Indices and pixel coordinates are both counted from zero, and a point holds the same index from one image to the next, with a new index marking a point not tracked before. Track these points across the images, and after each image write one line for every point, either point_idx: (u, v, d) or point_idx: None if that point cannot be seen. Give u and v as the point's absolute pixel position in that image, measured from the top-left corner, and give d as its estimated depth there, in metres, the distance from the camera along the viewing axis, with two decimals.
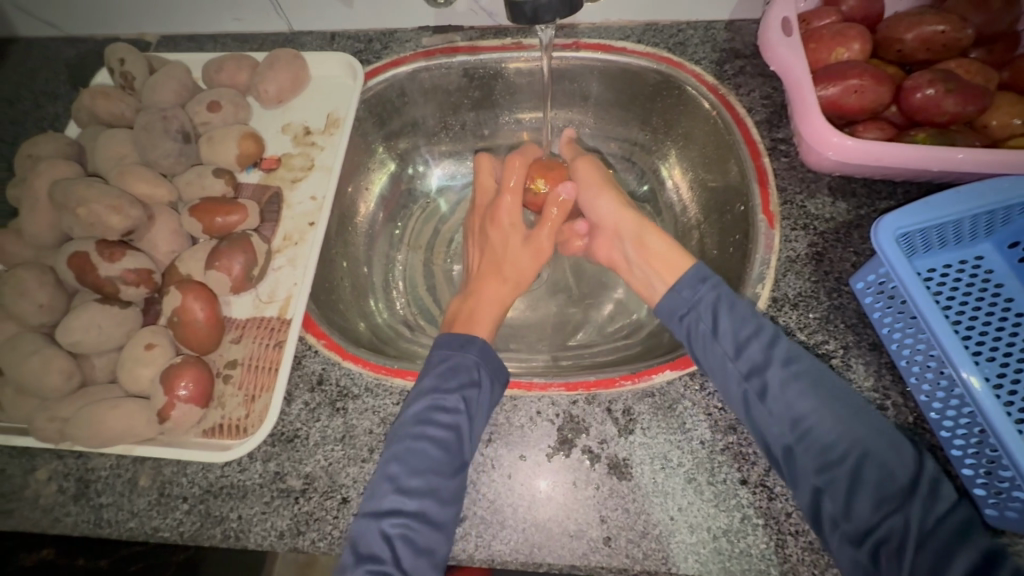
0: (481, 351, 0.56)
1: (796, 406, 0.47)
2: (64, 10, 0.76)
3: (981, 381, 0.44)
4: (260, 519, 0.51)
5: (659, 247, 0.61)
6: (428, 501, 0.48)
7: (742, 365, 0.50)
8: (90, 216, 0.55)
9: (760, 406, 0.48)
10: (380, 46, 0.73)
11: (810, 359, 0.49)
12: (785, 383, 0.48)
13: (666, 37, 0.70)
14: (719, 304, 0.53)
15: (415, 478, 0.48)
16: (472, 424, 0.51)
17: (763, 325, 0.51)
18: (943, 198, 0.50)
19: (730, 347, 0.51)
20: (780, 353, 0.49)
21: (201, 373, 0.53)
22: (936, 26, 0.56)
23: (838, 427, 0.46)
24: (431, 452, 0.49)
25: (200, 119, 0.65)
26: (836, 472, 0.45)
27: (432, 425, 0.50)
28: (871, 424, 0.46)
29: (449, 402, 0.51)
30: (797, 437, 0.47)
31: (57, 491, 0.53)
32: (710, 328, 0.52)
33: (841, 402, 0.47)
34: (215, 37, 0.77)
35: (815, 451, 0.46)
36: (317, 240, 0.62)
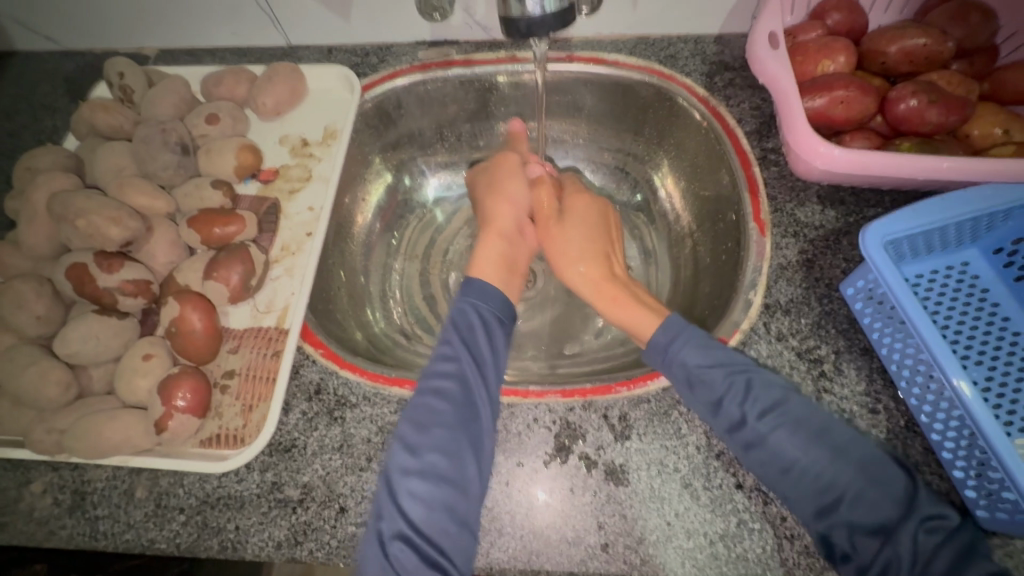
0: (481, 291, 0.58)
1: (784, 446, 0.47)
2: (63, 24, 0.77)
3: (972, 388, 0.45)
4: (258, 529, 0.51)
5: (627, 317, 0.60)
6: (439, 454, 0.48)
7: (722, 420, 0.50)
8: (89, 227, 0.55)
9: (749, 454, 0.48)
10: (377, 59, 0.75)
11: (789, 405, 0.48)
12: (765, 432, 0.48)
13: (657, 50, 0.72)
14: (690, 356, 0.52)
15: (423, 431, 0.50)
16: (477, 372, 0.53)
17: (736, 376, 0.50)
18: (929, 206, 0.52)
19: (707, 400, 0.51)
20: (758, 406, 0.49)
21: (198, 383, 0.53)
22: (918, 40, 0.57)
23: (825, 468, 0.45)
24: (438, 405, 0.51)
25: (198, 131, 0.66)
26: (835, 513, 0.44)
27: (439, 375, 0.53)
28: (856, 464, 0.45)
29: (451, 350, 0.54)
30: (788, 482, 0.46)
31: (52, 504, 0.53)
32: (685, 381, 0.52)
33: (828, 443, 0.46)
34: (214, 51, 0.78)
35: (810, 490, 0.45)
36: (314, 250, 0.63)
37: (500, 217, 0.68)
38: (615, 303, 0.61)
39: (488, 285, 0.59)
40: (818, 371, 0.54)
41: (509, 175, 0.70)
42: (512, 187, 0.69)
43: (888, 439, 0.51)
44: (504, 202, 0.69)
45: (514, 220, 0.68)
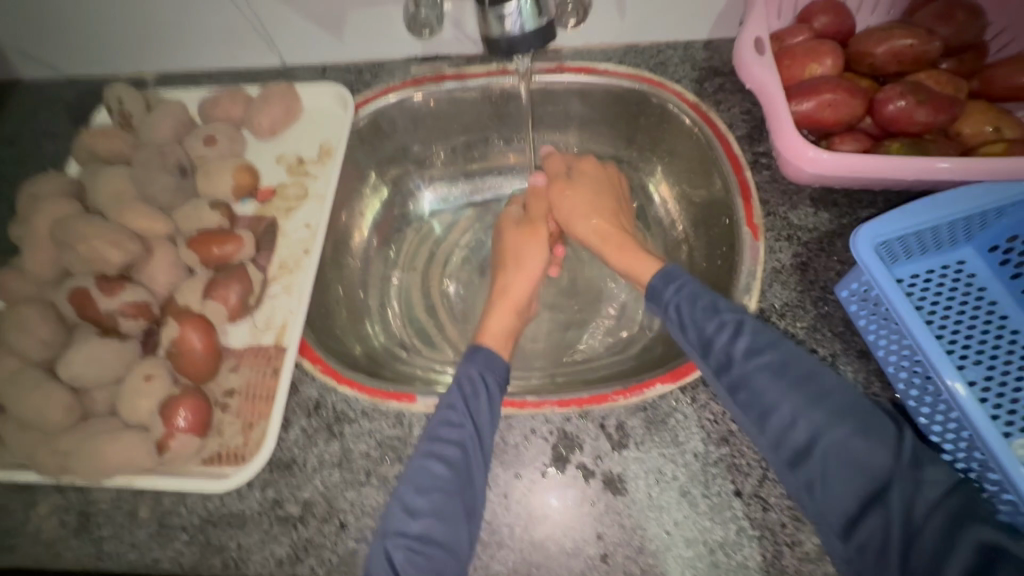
0: (485, 359, 0.57)
1: (765, 393, 0.48)
2: (65, 53, 0.79)
3: (968, 388, 0.45)
4: (259, 547, 0.51)
5: (628, 263, 0.64)
6: (434, 521, 0.47)
7: (711, 362, 0.51)
8: (90, 252, 0.56)
9: (734, 399, 0.50)
10: (370, 76, 0.76)
11: (775, 349, 0.50)
12: (749, 374, 0.49)
13: (647, 58, 0.73)
14: (679, 303, 0.55)
15: (421, 498, 0.48)
16: (480, 440, 0.51)
17: (727, 318, 0.52)
18: (920, 206, 0.52)
19: (697, 343, 0.52)
20: (743, 345, 0.50)
21: (199, 402, 0.54)
22: (904, 40, 0.58)
23: (801, 413, 0.47)
24: (439, 470, 0.49)
25: (196, 153, 0.67)
26: (808, 461, 0.45)
27: (439, 440, 0.51)
28: (835, 408, 0.46)
29: (456, 416, 0.51)
30: (766, 431, 0.48)
31: (58, 525, 0.54)
32: (679, 324, 0.54)
33: (806, 386, 0.48)
34: (210, 73, 0.80)
35: (781, 434, 0.47)
36: (312, 267, 0.64)
37: (512, 288, 0.68)
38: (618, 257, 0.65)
39: (492, 354, 0.58)
40: None
41: (532, 248, 0.70)
42: (529, 258, 0.69)
43: None
44: (522, 274, 0.68)
45: (528, 293, 0.68)
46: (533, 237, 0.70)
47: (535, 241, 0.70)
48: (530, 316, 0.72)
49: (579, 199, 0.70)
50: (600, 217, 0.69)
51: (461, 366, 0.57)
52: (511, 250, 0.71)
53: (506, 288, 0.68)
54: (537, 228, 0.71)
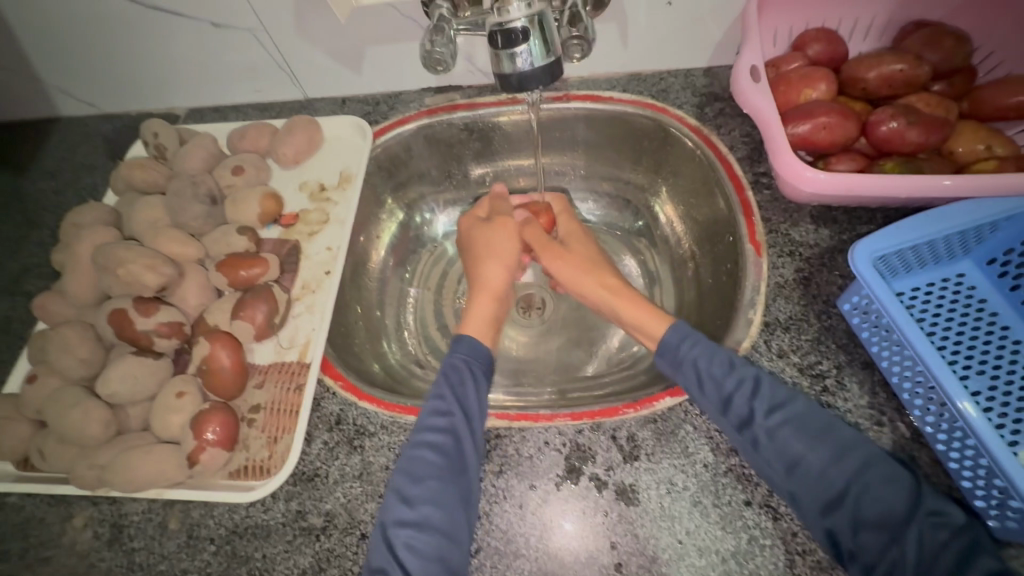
0: (469, 348, 0.62)
1: (790, 444, 0.49)
2: (104, 91, 0.85)
3: (976, 407, 0.46)
4: (284, 557, 0.53)
5: (637, 318, 0.64)
6: (430, 507, 0.50)
7: (732, 419, 0.52)
8: (128, 275, 0.60)
9: (758, 453, 0.50)
10: (387, 107, 0.80)
11: (798, 405, 0.51)
12: (772, 430, 0.50)
13: (649, 85, 0.76)
14: (696, 357, 0.56)
15: (416, 485, 0.51)
16: (467, 426, 0.54)
17: (744, 373, 0.53)
18: (915, 222, 0.54)
19: (716, 399, 0.52)
20: (763, 403, 0.51)
21: (227, 417, 0.57)
22: (894, 65, 0.61)
23: (829, 464, 0.48)
24: (433, 457, 0.52)
25: (225, 182, 0.71)
26: (839, 509, 0.46)
27: (430, 429, 0.54)
28: (863, 459, 0.47)
29: (444, 405, 0.55)
30: (794, 480, 0.48)
31: (92, 537, 0.56)
32: (696, 381, 0.54)
33: (830, 438, 0.49)
34: (238, 107, 0.85)
35: (810, 482, 0.48)
36: (333, 288, 0.67)
37: (494, 278, 0.70)
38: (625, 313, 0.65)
39: (475, 341, 0.62)
40: (820, 386, 0.55)
41: (506, 236, 0.72)
42: (506, 248, 0.71)
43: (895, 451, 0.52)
44: (502, 264, 0.70)
45: (507, 282, 0.70)
46: (504, 228, 0.72)
47: (507, 229, 0.72)
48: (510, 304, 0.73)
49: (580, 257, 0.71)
50: (606, 276, 0.69)
51: (447, 357, 0.62)
52: (482, 241, 0.72)
53: (485, 279, 0.70)
54: (502, 221, 0.72)
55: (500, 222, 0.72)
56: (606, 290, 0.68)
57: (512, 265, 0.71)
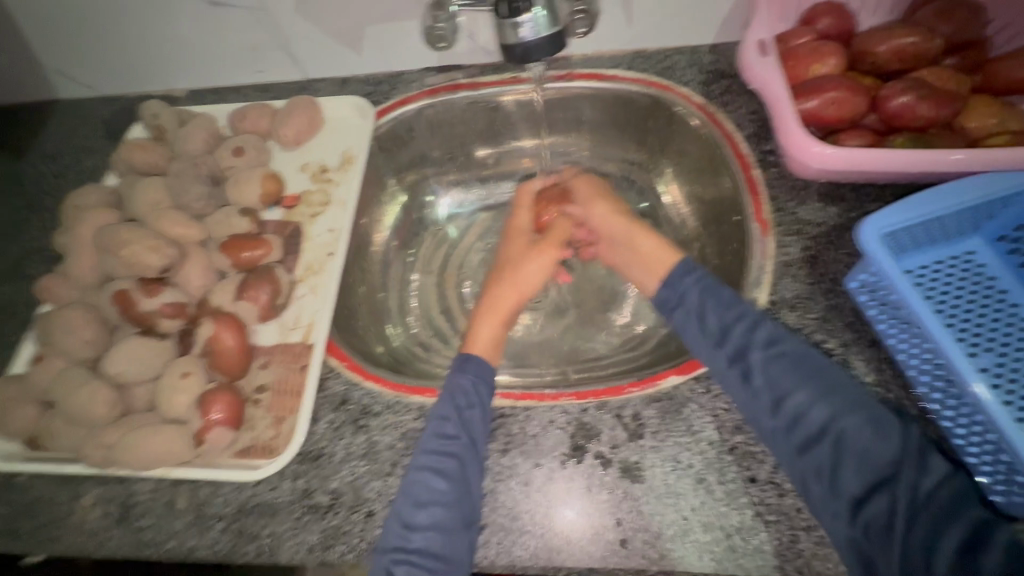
0: (477, 369, 0.58)
1: (780, 381, 0.50)
2: (102, 73, 0.84)
3: (989, 388, 0.45)
4: (291, 535, 0.54)
5: (646, 247, 0.64)
6: (432, 533, 0.49)
7: (727, 350, 0.53)
8: (132, 256, 0.59)
9: (747, 388, 0.51)
10: (388, 87, 0.79)
11: (790, 342, 0.52)
12: (766, 364, 0.51)
13: (655, 63, 0.75)
14: (695, 294, 0.57)
15: (419, 510, 0.50)
16: (472, 452, 0.53)
17: (743, 308, 0.55)
18: (924, 197, 0.53)
19: (714, 333, 0.54)
20: (762, 337, 0.53)
21: (232, 398, 0.57)
22: (906, 38, 0.60)
23: (815, 403, 0.49)
24: (437, 483, 0.51)
25: (226, 164, 0.71)
26: (816, 449, 0.47)
27: (436, 454, 0.52)
28: (848, 398, 0.48)
29: (450, 429, 0.53)
30: (778, 418, 0.49)
31: (101, 516, 0.57)
32: (696, 315, 0.56)
33: (819, 376, 0.50)
34: (237, 89, 0.84)
35: (794, 419, 0.49)
36: (336, 269, 0.67)
37: (501, 300, 0.65)
38: (633, 244, 0.66)
39: (483, 362, 0.59)
40: None
41: (535, 268, 0.68)
42: (530, 278, 0.67)
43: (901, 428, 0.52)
44: (516, 292, 0.66)
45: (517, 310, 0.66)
46: (542, 258, 0.68)
47: (543, 263, 0.68)
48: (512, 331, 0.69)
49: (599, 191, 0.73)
50: (620, 209, 0.70)
51: (452, 376, 0.58)
52: (511, 263, 0.69)
53: (495, 300, 0.65)
54: (546, 247, 0.69)
55: (540, 249, 0.69)
56: (618, 222, 0.68)
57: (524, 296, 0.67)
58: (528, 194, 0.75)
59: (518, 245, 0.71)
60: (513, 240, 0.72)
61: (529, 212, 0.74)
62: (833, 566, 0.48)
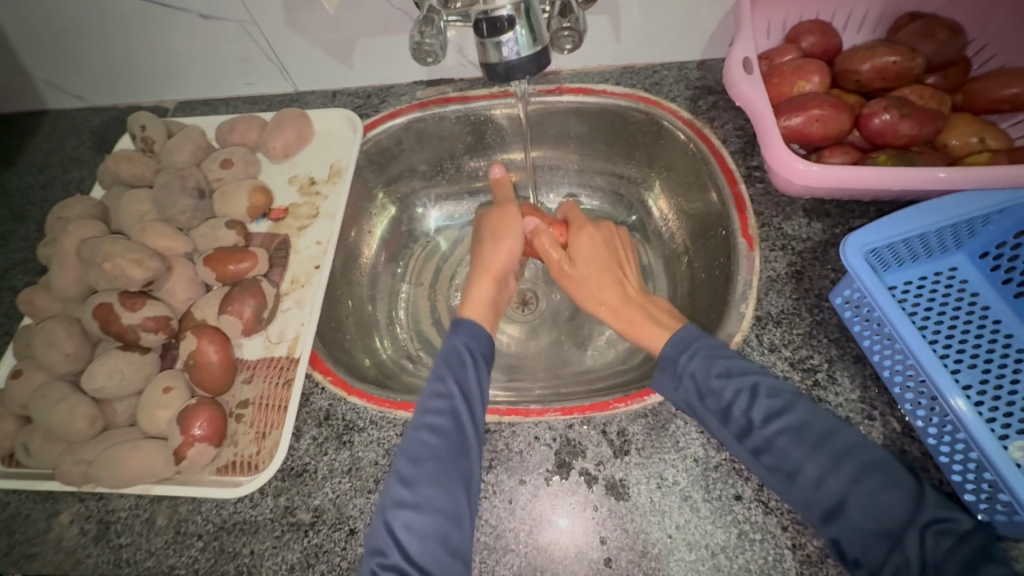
0: (470, 330, 0.61)
1: (788, 452, 0.48)
2: (92, 84, 0.84)
3: (968, 404, 0.46)
4: (272, 553, 0.53)
5: (634, 328, 0.62)
6: (430, 488, 0.49)
7: (730, 426, 0.50)
8: (115, 269, 0.58)
9: (758, 460, 0.49)
10: (378, 100, 0.80)
11: (797, 411, 0.49)
12: (772, 438, 0.48)
13: (642, 78, 0.76)
14: (693, 366, 0.53)
15: (416, 467, 0.50)
16: (466, 406, 0.54)
17: (741, 382, 0.51)
18: (905, 215, 0.53)
19: (715, 409, 0.51)
20: (761, 411, 0.50)
21: (215, 413, 0.56)
22: (888, 57, 0.60)
23: (828, 473, 0.46)
24: (433, 436, 0.52)
25: (214, 176, 0.70)
26: (837, 522, 0.45)
27: (430, 412, 0.54)
28: (863, 468, 0.46)
29: (443, 387, 0.55)
30: (794, 487, 0.47)
31: (79, 533, 0.56)
32: (694, 393, 0.53)
33: (829, 449, 0.47)
34: (228, 101, 0.84)
35: (809, 494, 0.46)
36: (322, 282, 0.66)
37: (494, 259, 0.68)
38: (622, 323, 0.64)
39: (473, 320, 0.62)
40: (812, 380, 0.55)
41: (507, 216, 0.70)
42: (510, 230, 0.69)
43: (886, 445, 0.52)
44: (507, 245, 0.69)
45: (509, 263, 0.69)
46: (506, 210, 0.71)
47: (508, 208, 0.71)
48: (512, 288, 0.72)
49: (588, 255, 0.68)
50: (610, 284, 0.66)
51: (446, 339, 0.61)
52: (488, 225, 0.71)
53: (483, 260, 0.69)
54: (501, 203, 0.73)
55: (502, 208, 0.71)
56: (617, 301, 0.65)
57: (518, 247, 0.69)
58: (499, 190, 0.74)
59: (484, 216, 0.73)
60: (478, 214, 0.75)
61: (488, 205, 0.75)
62: None
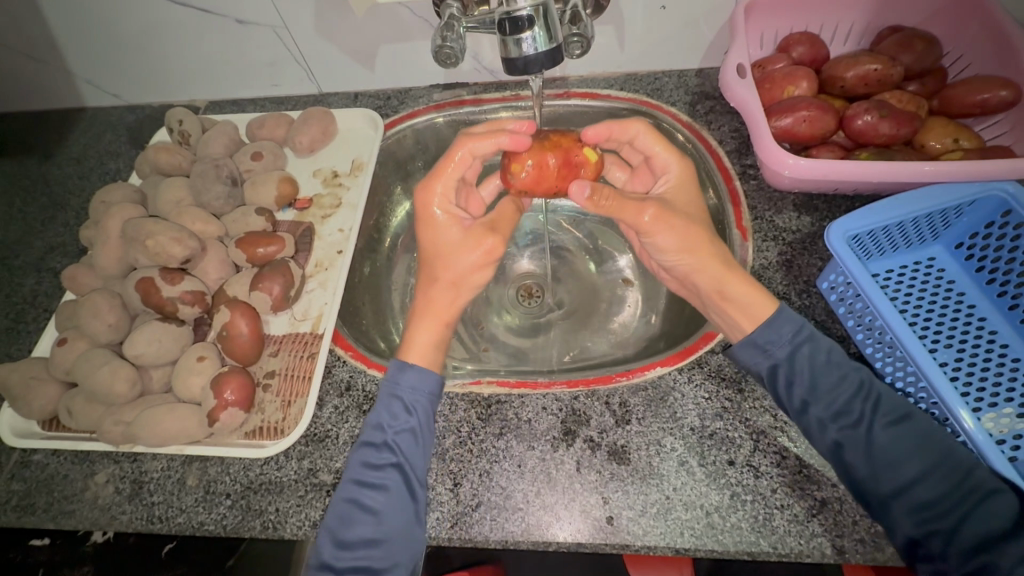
0: (413, 380, 0.57)
1: (891, 450, 0.50)
2: (129, 83, 0.89)
3: (973, 419, 0.50)
4: (295, 511, 0.57)
5: (740, 296, 0.57)
6: (371, 551, 0.52)
7: (841, 422, 0.52)
8: (156, 247, 0.63)
9: (858, 458, 0.50)
10: (397, 102, 0.86)
11: (916, 418, 0.51)
12: (883, 440, 0.51)
13: (644, 84, 0.81)
14: (816, 359, 0.54)
15: (354, 533, 0.52)
16: (403, 474, 0.54)
17: (855, 381, 0.53)
18: (885, 205, 0.58)
19: (829, 409, 0.52)
20: (886, 413, 0.52)
21: (243, 380, 0.60)
22: (870, 65, 0.66)
23: (934, 481, 0.49)
24: (375, 495, 0.53)
25: (245, 167, 0.76)
26: (936, 526, 0.47)
27: (366, 479, 0.54)
28: (974, 480, 0.48)
29: (380, 455, 0.55)
30: (897, 492, 0.49)
31: (114, 492, 0.60)
32: (809, 386, 0.53)
33: (947, 459, 0.49)
34: (256, 100, 0.90)
35: (911, 504, 0.48)
36: (345, 266, 0.71)
37: (439, 301, 0.62)
38: (726, 289, 0.57)
39: (424, 369, 0.58)
40: None
41: (474, 266, 0.62)
42: (473, 275, 0.62)
43: None
44: (456, 290, 0.62)
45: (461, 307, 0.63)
46: (477, 251, 0.62)
47: (483, 255, 0.62)
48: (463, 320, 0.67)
49: (684, 217, 0.60)
50: (709, 248, 0.59)
51: (385, 389, 0.58)
52: (436, 253, 0.62)
53: (433, 303, 0.62)
54: (487, 238, 0.62)
55: (477, 241, 0.62)
56: (713, 273, 0.58)
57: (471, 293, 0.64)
58: (461, 164, 0.62)
59: (443, 229, 0.62)
60: (438, 221, 0.62)
61: (450, 188, 0.63)
62: (805, 542, 0.51)
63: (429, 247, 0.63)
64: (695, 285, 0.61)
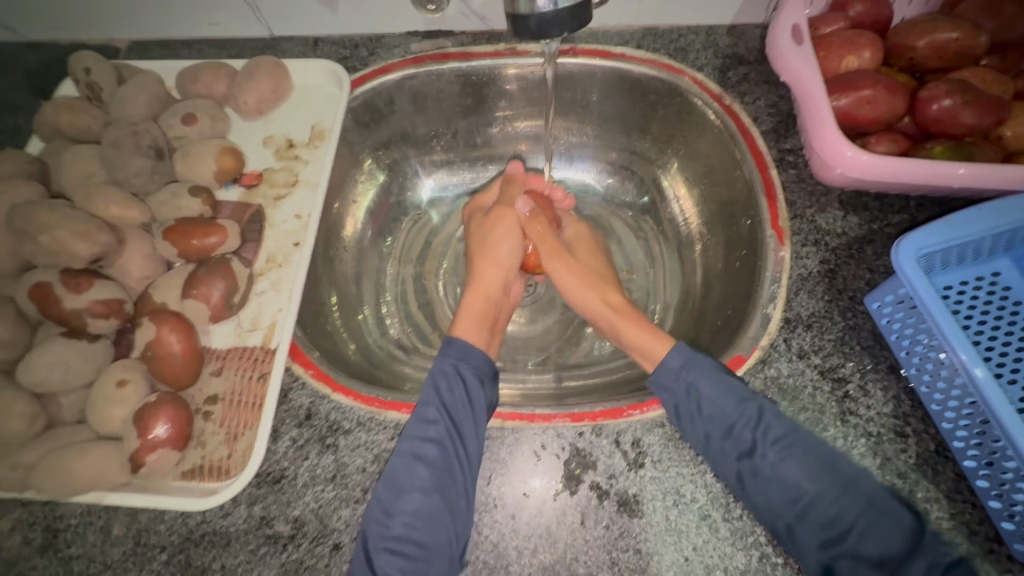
0: (460, 351, 0.56)
1: (785, 472, 0.46)
2: (24, 12, 0.70)
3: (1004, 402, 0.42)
4: (246, 569, 0.47)
5: (638, 340, 0.58)
6: (413, 522, 0.47)
7: (734, 447, 0.47)
8: (53, 243, 0.50)
9: (755, 484, 0.46)
10: (367, 51, 0.70)
11: (801, 434, 0.47)
12: (776, 462, 0.46)
13: (666, 42, 0.67)
14: (701, 384, 0.50)
15: (401, 499, 0.47)
16: (456, 435, 0.49)
17: (748, 405, 0.49)
18: (964, 217, 0.48)
19: (719, 428, 0.48)
20: (770, 433, 0.47)
21: (178, 412, 0.49)
22: (949, 34, 0.54)
23: (835, 503, 0.45)
24: (420, 471, 0.48)
25: (174, 133, 0.61)
26: (838, 548, 0.44)
27: (419, 439, 0.49)
28: (865, 497, 0.45)
29: (431, 412, 0.51)
30: (795, 513, 0.45)
31: (21, 543, 0.49)
32: (695, 408, 0.49)
33: (835, 475, 0.45)
34: (191, 43, 0.73)
35: (815, 526, 0.45)
36: (302, 263, 0.58)
37: (484, 278, 0.64)
38: (627, 334, 0.59)
39: (467, 345, 0.57)
40: (842, 392, 0.51)
41: (507, 235, 0.65)
42: (500, 245, 0.65)
43: (918, 465, 0.48)
44: (495, 268, 0.64)
45: (501, 288, 0.64)
46: (506, 223, 0.66)
47: (509, 229, 0.65)
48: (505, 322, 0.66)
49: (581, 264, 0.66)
50: (608, 291, 0.63)
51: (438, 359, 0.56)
52: (478, 237, 0.67)
53: (478, 280, 0.64)
54: (504, 218, 0.66)
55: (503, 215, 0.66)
56: (614, 312, 0.61)
57: (508, 270, 0.65)
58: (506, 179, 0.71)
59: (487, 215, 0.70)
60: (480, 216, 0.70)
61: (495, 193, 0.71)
62: None
63: (475, 236, 0.68)
64: (604, 323, 0.63)
